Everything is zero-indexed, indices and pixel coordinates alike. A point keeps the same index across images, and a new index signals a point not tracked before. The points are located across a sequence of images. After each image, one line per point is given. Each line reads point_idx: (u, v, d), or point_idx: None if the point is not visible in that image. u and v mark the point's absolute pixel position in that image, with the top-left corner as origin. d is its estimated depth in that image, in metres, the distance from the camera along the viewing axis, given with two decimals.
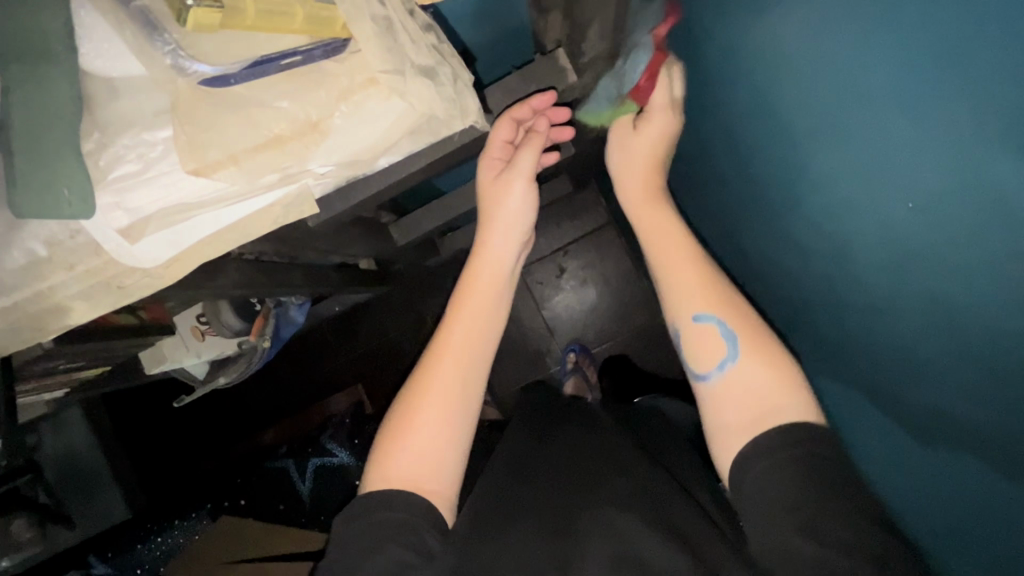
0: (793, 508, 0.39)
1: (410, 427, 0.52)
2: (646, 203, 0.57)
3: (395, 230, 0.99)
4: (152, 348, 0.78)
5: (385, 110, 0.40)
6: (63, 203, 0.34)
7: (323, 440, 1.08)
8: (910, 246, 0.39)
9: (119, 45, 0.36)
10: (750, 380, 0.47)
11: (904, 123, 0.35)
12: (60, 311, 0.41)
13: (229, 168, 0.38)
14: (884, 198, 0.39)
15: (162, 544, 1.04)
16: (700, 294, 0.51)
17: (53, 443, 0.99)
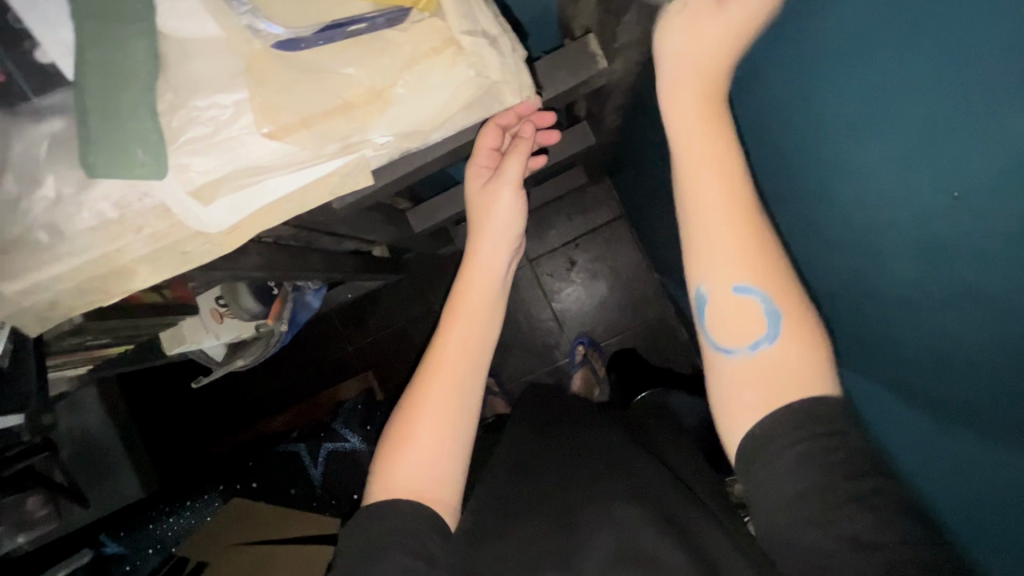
0: (806, 496, 0.36)
1: (405, 438, 0.52)
2: (700, 122, 0.41)
3: (412, 217, 0.99)
4: (173, 328, 0.79)
5: (450, 81, 0.38)
6: (138, 163, 0.35)
7: (335, 425, 1.08)
8: (929, 233, 0.33)
9: (195, 4, 0.36)
10: (781, 356, 0.39)
11: (931, 101, 0.28)
12: (124, 274, 0.40)
13: (300, 131, 0.37)
14: (917, 180, 0.31)
15: (173, 526, 1.04)
16: (738, 255, 0.41)
17: (70, 420, 1.01)
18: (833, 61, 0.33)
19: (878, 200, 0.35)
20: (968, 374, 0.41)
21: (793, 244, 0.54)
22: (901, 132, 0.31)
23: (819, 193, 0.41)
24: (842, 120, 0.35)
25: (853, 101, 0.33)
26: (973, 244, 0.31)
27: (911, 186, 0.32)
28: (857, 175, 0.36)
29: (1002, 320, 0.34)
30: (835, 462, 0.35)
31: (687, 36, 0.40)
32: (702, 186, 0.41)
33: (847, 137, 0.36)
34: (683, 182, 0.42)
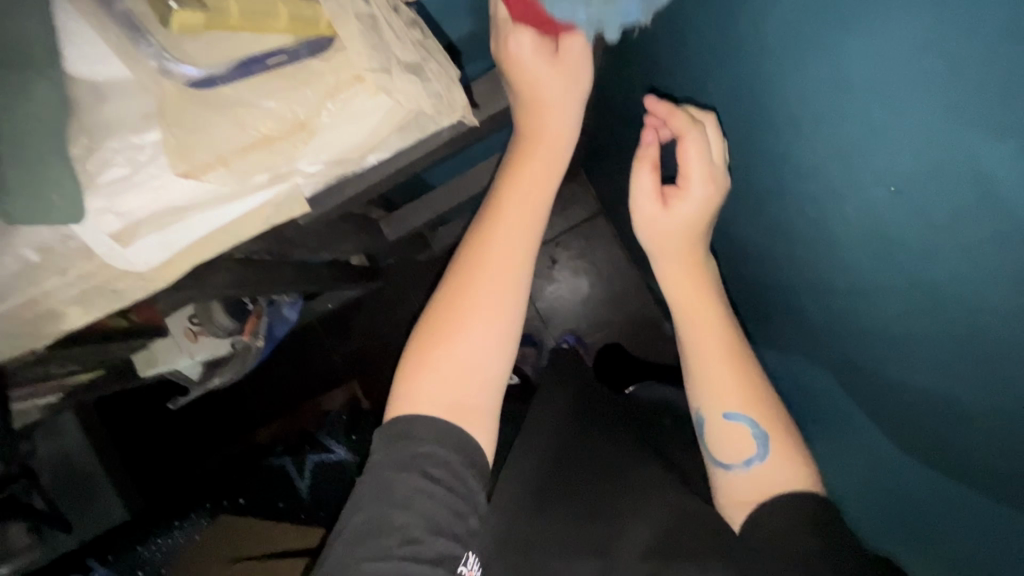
0: (795, 526, 0.50)
1: (450, 346, 0.53)
2: (679, 260, 0.60)
3: (386, 226, 1.00)
4: (144, 350, 0.78)
5: (374, 108, 0.38)
6: (53, 208, 0.34)
7: (320, 437, 1.09)
8: (881, 226, 0.40)
9: (104, 48, 0.37)
10: (773, 474, 0.54)
11: (859, 100, 0.36)
12: (54, 316, 0.40)
13: (218, 169, 0.37)
14: (860, 176, 0.39)
15: (162, 546, 0.99)
16: (735, 392, 0.57)
17: (48, 448, 1.00)
18: (793, 79, 0.41)
19: (864, 206, 0.41)
20: (916, 357, 0.46)
21: (776, 226, 0.55)
22: (842, 134, 0.39)
23: (799, 179, 0.47)
24: (812, 108, 0.41)
25: (803, 114, 0.42)
26: (906, 237, 0.38)
27: (854, 182, 0.40)
28: (828, 164, 0.42)
29: (929, 317, 0.42)
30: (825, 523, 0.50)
31: (653, 220, 0.58)
32: (695, 306, 0.60)
33: (804, 139, 0.43)
34: (681, 322, 0.60)
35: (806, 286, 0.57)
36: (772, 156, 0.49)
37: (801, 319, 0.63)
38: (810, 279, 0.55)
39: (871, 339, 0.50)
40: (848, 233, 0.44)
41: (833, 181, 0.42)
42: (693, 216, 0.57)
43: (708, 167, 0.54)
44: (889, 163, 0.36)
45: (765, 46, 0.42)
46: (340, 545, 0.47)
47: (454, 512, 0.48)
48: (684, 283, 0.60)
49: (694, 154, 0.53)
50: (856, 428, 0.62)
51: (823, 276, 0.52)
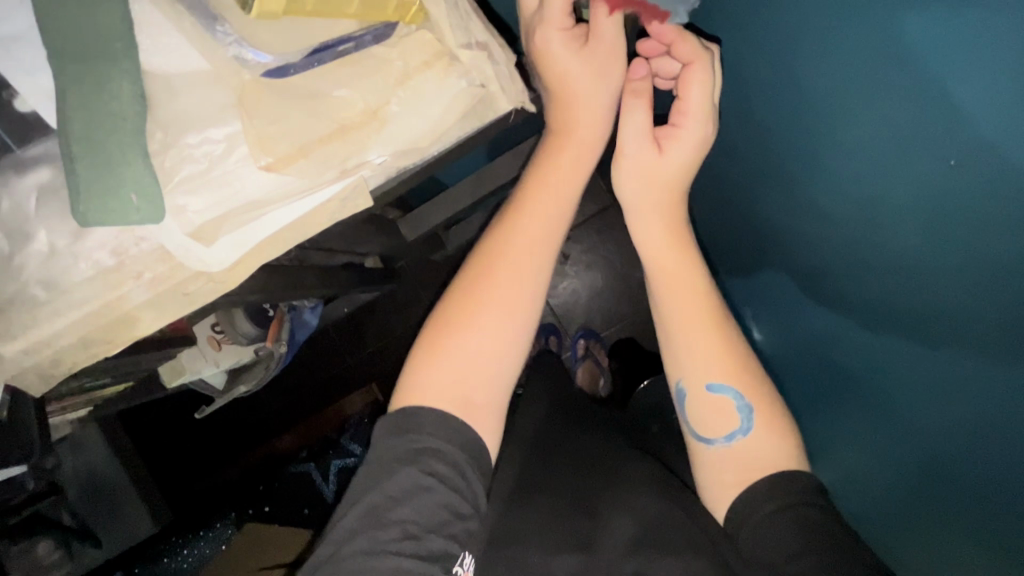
0: (777, 513, 0.49)
1: (461, 337, 0.52)
2: (655, 212, 0.57)
3: (402, 226, 0.99)
4: (169, 361, 0.76)
5: (444, 92, 0.38)
6: (133, 208, 0.34)
7: (342, 441, 1.08)
8: (934, 205, 0.42)
9: (177, 38, 0.36)
10: (752, 449, 0.53)
11: (906, 83, 0.39)
12: (128, 322, 0.38)
13: (299, 160, 0.37)
14: (914, 157, 0.41)
15: (188, 557, 1.01)
16: (716, 365, 0.55)
17: (74, 461, 0.99)
18: (836, 69, 0.44)
19: (896, 167, 0.43)
20: (955, 335, 0.47)
21: (814, 210, 0.56)
22: (890, 119, 0.41)
23: (830, 152, 0.49)
24: (839, 83, 0.44)
25: (847, 102, 0.44)
26: (962, 212, 0.40)
27: (907, 163, 0.42)
28: (877, 149, 0.44)
29: (977, 290, 0.42)
30: (816, 528, 0.47)
31: (647, 164, 0.56)
32: (671, 266, 0.57)
33: (844, 129, 0.46)
34: (658, 294, 0.58)
35: (844, 266, 0.56)
36: (812, 144, 0.51)
37: (834, 303, 0.62)
38: (848, 260, 0.55)
39: (906, 317, 0.51)
40: (896, 215, 0.46)
41: (880, 163, 0.44)
42: (687, 161, 0.56)
43: (703, 108, 0.54)
44: (948, 140, 0.38)
45: (805, 41, 0.45)
46: (333, 541, 0.45)
47: (454, 511, 0.46)
48: (664, 245, 0.57)
49: (698, 89, 0.53)
50: (878, 416, 0.61)
51: (859, 258, 0.53)
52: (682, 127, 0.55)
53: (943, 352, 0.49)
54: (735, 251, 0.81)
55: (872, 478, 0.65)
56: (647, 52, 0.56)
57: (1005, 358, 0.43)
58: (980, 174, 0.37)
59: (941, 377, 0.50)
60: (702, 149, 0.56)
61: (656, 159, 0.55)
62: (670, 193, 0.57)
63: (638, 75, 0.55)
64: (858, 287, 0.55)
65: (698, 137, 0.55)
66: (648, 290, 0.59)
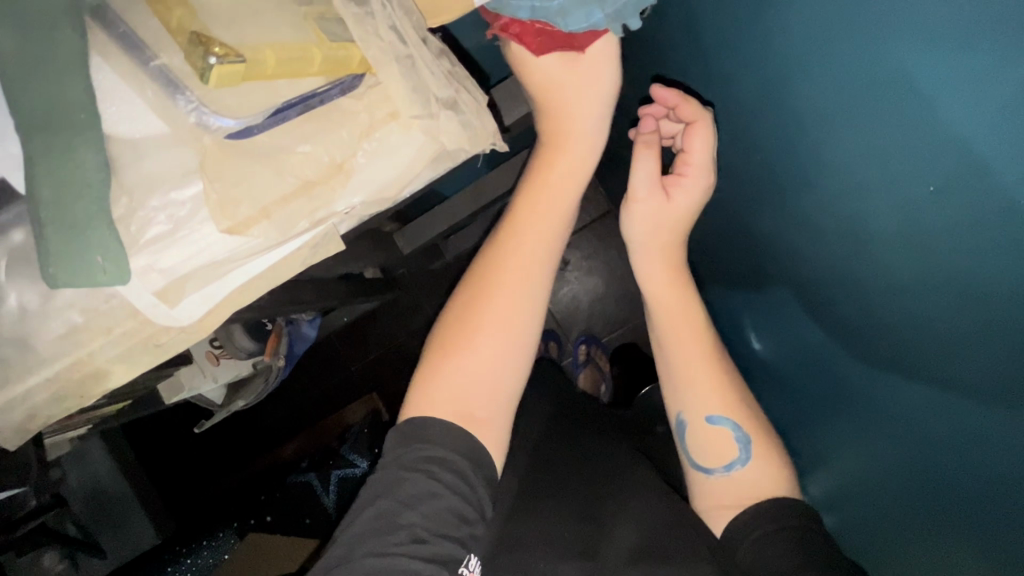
0: (772, 532, 0.50)
1: (464, 361, 0.51)
2: (654, 250, 0.59)
3: (399, 239, 1.01)
4: (170, 379, 0.77)
5: (409, 143, 0.38)
6: (98, 271, 0.33)
7: (343, 451, 1.08)
8: (920, 220, 0.43)
9: (141, 105, 0.36)
10: (752, 478, 0.55)
11: (892, 97, 0.40)
12: (99, 377, 0.38)
13: (261, 222, 0.37)
14: (899, 174, 0.42)
15: (193, 565, 1.01)
16: (717, 398, 0.57)
17: (78, 475, 1.00)
18: (824, 85, 0.45)
19: (883, 182, 0.44)
20: (944, 345, 0.47)
21: (806, 223, 0.57)
22: (876, 136, 0.43)
23: (823, 175, 0.50)
24: (834, 101, 0.45)
25: (834, 119, 0.46)
26: (949, 227, 0.41)
27: (894, 178, 0.43)
28: (861, 165, 0.45)
29: (968, 301, 0.43)
30: (806, 545, 0.49)
31: (653, 207, 0.57)
32: (670, 297, 0.59)
33: (833, 145, 0.47)
34: (658, 327, 0.60)
35: (841, 281, 0.56)
36: (805, 158, 0.52)
37: (830, 314, 0.61)
38: (845, 275, 0.55)
39: (896, 327, 0.52)
40: (884, 230, 0.47)
41: (868, 178, 0.46)
42: (690, 206, 0.58)
43: (704, 160, 0.57)
44: (928, 160, 0.39)
45: (794, 59, 0.47)
46: (343, 544, 0.45)
47: (461, 517, 0.46)
48: (663, 281, 0.59)
49: (700, 143, 0.55)
50: (878, 425, 0.60)
51: (850, 271, 0.54)
52: (690, 173, 0.57)
53: (938, 364, 0.49)
54: (732, 261, 0.80)
55: (867, 484, 0.65)
56: (649, 113, 0.59)
57: (1007, 368, 0.43)
58: (968, 184, 0.38)
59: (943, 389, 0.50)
60: (704, 195, 0.58)
61: (663, 204, 0.57)
62: (674, 229, 0.59)
63: (647, 130, 0.57)
64: (854, 302, 0.56)
65: (699, 186, 0.58)
66: (650, 328, 0.61)
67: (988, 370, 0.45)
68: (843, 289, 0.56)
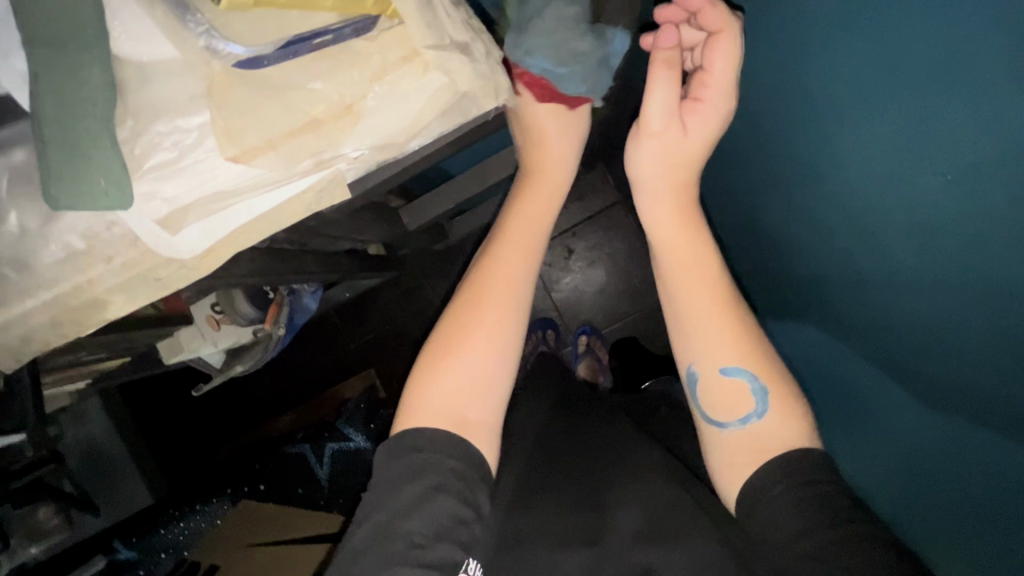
0: (796, 496, 0.46)
1: (449, 367, 0.52)
2: (672, 210, 0.57)
3: (404, 214, 1.00)
4: (169, 338, 0.78)
5: (423, 90, 0.37)
6: (100, 193, 0.32)
7: (338, 425, 1.08)
8: (931, 211, 0.41)
9: (148, 27, 0.34)
10: (767, 428, 0.51)
11: (920, 71, 0.37)
12: (97, 306, 0.38)
13: (267, 153, 0.36)
14: (912, 161, 0.40)
15: (185, 529, 1.03)
16: (732, 345, 0.53)
17: (74, 432, 1.01)
18: (844, 56, 0.42)
19: (892, 166, 0.42)
20: (946, 337, 0.46)
21: (816, 206, 0.55)
22: (889, 121, 0.41)
23: (831, 163, 0.49)
24: (851, 106, 0.44)
25: (851, 99, 0.43)
26: (958, 216, 0.39)
27: (904, 166, 0.41)
28: (869, 149, 0.44)
29: (972, 291, 0.42)
30: (832, 513, 0.45)
31: (665, 142, 0.56)
32: (686, 258, 0.56)
33: (844, 130, 0.45)
34: (669, 282, 0.56)
35: (848, 276, 0.55)
36: (816, 143, 0.50)
37: (836, 313, 0.61)
38: (852, 268, 0.54)
39: (898, 314, 0.51)
40: (889, 219, 0.45)
41: (875, 164, 0.44)
42: (695, 153, 0.57)
43: (726, 78, 0.54)
44: (949, 145, 0.37)
45: (818, 29, 0.44)
46: (348, 554, 0.45)
47: (460, 519, 0.46)
48: (677, 231, 0.57)
49: (722, 61, 0.53)
50: (884, 424, 0.59)
51: (858, 259, 0.52)
52: (706, 98, 0.55)
53: (940, 359, 0.48)
54: (739, 256, 0.80)
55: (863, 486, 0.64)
56: (666, 20, 0.55)
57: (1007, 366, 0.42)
58: (978, 171, 0.36)
59: (950, 384, 0.49)
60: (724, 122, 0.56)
61: (679, 135, 0.56)
62: (683, 183, 0.58)
63: (666, 44, 0.53)
64: (857, 296, 0.56)
65: (716, 115, 0.56)
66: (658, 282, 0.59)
67: (985, 369, 0.45)
68: (849, 282, 0.55)
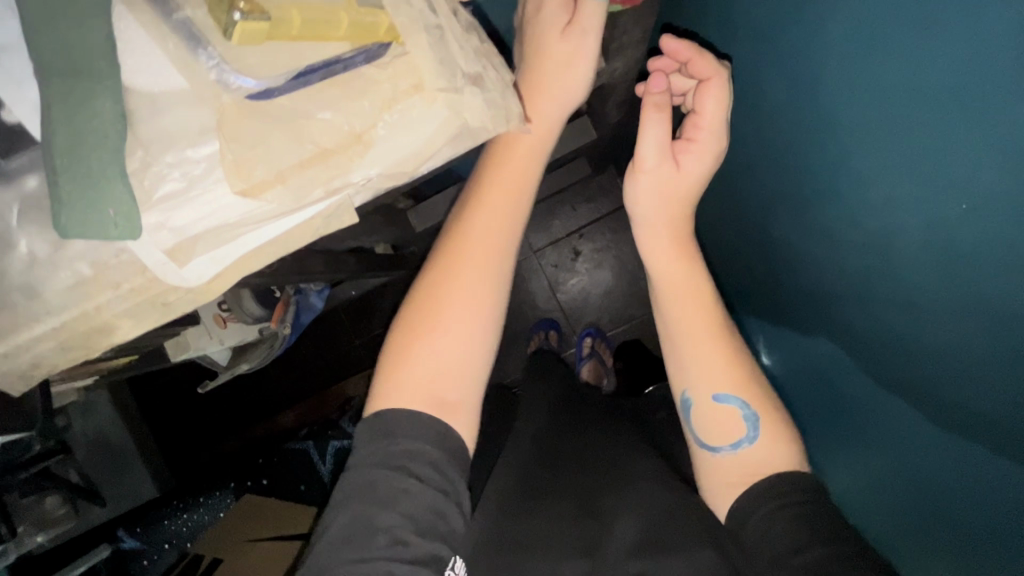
0: (783, 506, 0.48)
1: (427, 337, 0.51)
2: (661, 237, 0.57)
3: (413, 216, 1.01)
4: (177, 337, 0.79)
5: (432, 118, 0.38)
6: (109, 224, 0.32)
7: (342, 423, 1.08)
8: (938, 236, 0.41)
9: (160, 57, 0.35)
10: (759, 456, 0.53)
11: (937, 93, 0.37)
12: (106, 330, 0.38)
13: (275, 186, 0.36)
14: (927, 187, 0.40)
15: (188, 520, 1.05)
16: (724, 375, 0.55)
17: (82, 424, 1.02)
18: (863, 80, 0.43)
19: (910, 190, 0.42)
20: (962, 365, 0.45)
21: (825, 229, 0.55)
22: (902, 147, 0.41)
23: (847, 186, 0.49)
24: (870, 122, 0.44)
25: (870, 124, 0.44)
26: (968, 247, 0.39)
27: (919, 192, 0.41)
28: (887, 172, 0.44)
29: (985, 325, 0.41)
30: (823, 526, 0.46)
31: (663, 182, 0.56)
32: (681, 290, 0.56)
33: (864, 151, 0.45)
34: (664, 303, 0.57)
35: (854, 293, 0.55)
36: (829, 167, 0.50)
37: (847, 330, 0.60)
38: (861, 288, 0.53)
39: (907, 339, 0.50)
40: (905, 246, 0.45)
41: (893, 190, 0.44)
42: (702, 174, 0.57)
43: (717, 121, 0.55)
44: (961, 176, 0.38)
45: (834, 51, 0.45)
46: (322, 550, 0.44)
47: (440, 513, 0.45)
48: (672, 260, 0.57)
49: (711, 104, 0.55)
50: (896, 446, 0.58)
51: (867, 283, 0.52)
52: (698, 138, 0.56)
53: (951, 385, 0.48)
54: (745, 265, 0.79)
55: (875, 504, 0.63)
56: (659, 68, 0.57)
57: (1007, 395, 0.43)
58: (995, 204, 0.36)
59: (957, 406, 0.48)
60: (715, 161, 0.57)
61: (677, 173, 0.56)
62: (679, 217, 0.58)
63: (658, 90, 0.54)
64: (861, 310, 0.56)
65: (709, 150, 0.56)
66: (655, 310, 0.59)
67: (988, 398, 0.45)
68: (858, 300, 0.55)
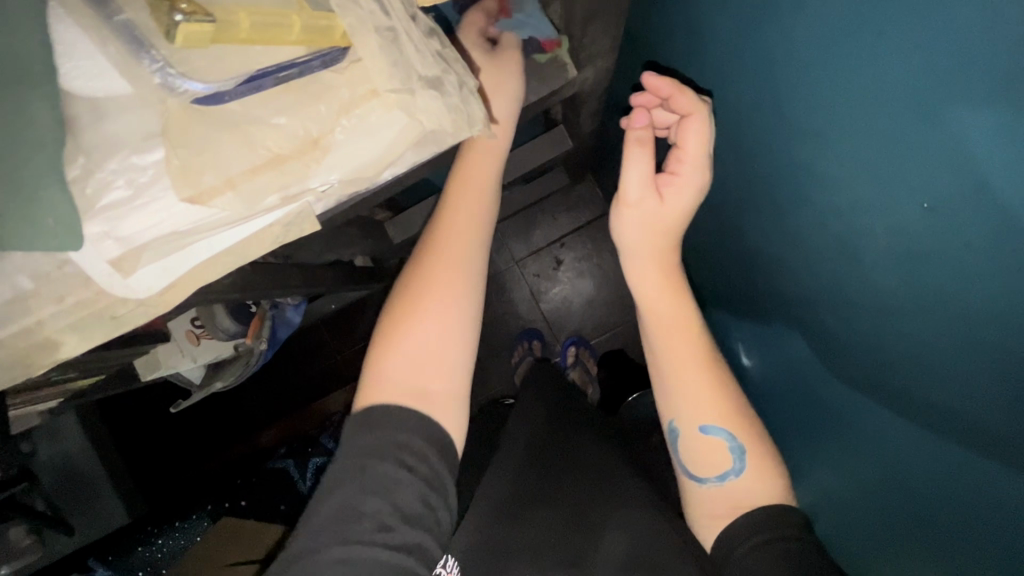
0: (767, 542, 0.48)
1: (405, 335, 0.50)
2: (647, 259, 0.58)
3: (391, 227, 1.03)
4: (147, 356, 0.76)
5: (390, 123, 0.37)
6: (49, 234, 0.32)
7: (321, 439, 1.06)
8: (912, 245, 0.42)
9: (102, 62, 0.35)
10: (745, 489, 0.53)
11: (909, 104, 0.38)
12: (49, 347, 0.37)
13: (227, 193, 0.35)
14: (898, 197, 0.41)
15: (163, 546, 1.00)
16: (709, 407, 0.55)
17: (48, 450, 0.97)
18: (827, 85, 0.43)
19: (880, 197, 0.43)
20: (936, 370, 0.47)
21: (799, 234, 0.55)
22: (874, 154, 0.42)
23: (810, 188, 0.50)
24: (836, 129, 0.44)
25: (833, 131, 0.45)
26: (937, 256, 0.41)
27: (891, 203, 0.42)
28: (852, 180, 0.45)
29: (964, 330, 0.42)
30: (805, 560, 0.46)
31: (642, 213, 0.56)
32: (658, 307, 0.57)
33: (828, 156, 0.46)
34: (651, 333, 0.58)
35: (826, 293, 0.55)
36: (794, 168, 0.51)
37: (817, 328, 0.61)
38: (830, 287, 0.54)
39: (880, 336, 0.51)
40: (878, 253, 0.46)
41: (865, 202, 0.44)
42: (686, 205, 0.57)
43: (700, 156, 0.55)
44: (935, 189, 0.38)
45: (802, 57, 0.45)
46: (298, 549, 0.42)
47: (427, 503, 0.44)
48: (657, 288, 0.57)
49: (694, 138, 0.54)
50: (872, 450, 0.58)
51: (833, 285, 0.53)
52: (682, 170, 0.55)
53: (927, 385, 0.49)
54: (720, 270, 0.80)
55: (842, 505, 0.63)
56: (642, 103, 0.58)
57: (995, 398, 0.44)
58: (969, 215, 0.37)
59: (933, 404, 0.50)
60: (698, 195, 0.57)
61: (658, 204, 0.56)
62: (666, 246, 0.58)
63: (639, 124, 0.55)
64: (834, 312, 0.56)
65: (691, 185, 0.56)
66: (643, 338, 0.59)
67: (973, 398, 0.45)
68: (830, 300, 0.55)
